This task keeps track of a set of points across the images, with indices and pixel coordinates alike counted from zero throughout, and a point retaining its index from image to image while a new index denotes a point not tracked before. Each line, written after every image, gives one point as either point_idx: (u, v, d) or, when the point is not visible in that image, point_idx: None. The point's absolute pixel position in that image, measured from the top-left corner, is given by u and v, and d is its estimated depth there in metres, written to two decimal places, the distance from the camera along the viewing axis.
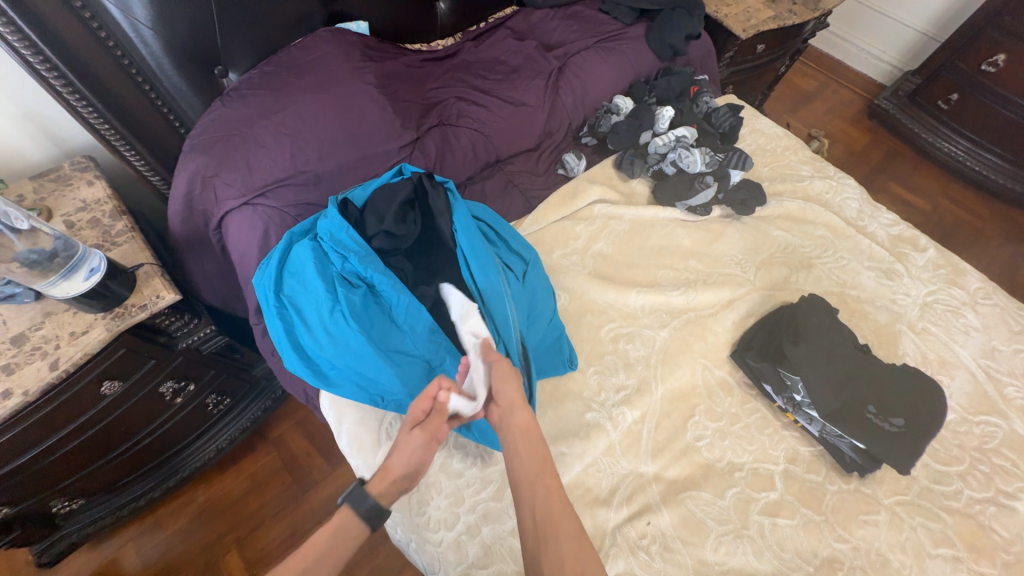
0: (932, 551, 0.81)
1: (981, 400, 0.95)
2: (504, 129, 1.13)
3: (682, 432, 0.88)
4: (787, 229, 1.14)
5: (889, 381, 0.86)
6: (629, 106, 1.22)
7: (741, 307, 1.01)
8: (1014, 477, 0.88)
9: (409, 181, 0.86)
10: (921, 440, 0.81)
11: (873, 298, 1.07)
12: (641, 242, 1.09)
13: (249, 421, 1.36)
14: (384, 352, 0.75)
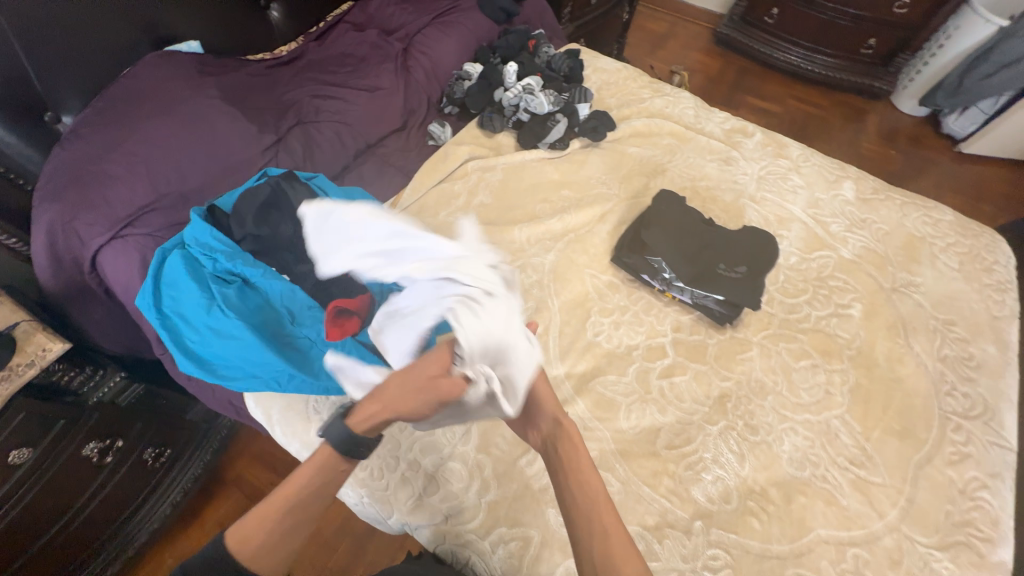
0: (795, 365, 0.98)
1: (815, 241, 1.15)
2: (365, 114, 1.20)
3: (582, 332, 1.00)
4: (639, 145, 1.29)
5: (730, 240, 1.03)
6: (477, 69, 1.32)
7: (611, 218, 1.14)
8: (847, 291, 1.07)
9: (265, 184, 0.85)
10: (760, 278, 0.98)
11: (720, 183, 1.24)
12: (516, 186, 1.20)
13: (200, 469, 1.34)
14: (264, 337, 0.78)
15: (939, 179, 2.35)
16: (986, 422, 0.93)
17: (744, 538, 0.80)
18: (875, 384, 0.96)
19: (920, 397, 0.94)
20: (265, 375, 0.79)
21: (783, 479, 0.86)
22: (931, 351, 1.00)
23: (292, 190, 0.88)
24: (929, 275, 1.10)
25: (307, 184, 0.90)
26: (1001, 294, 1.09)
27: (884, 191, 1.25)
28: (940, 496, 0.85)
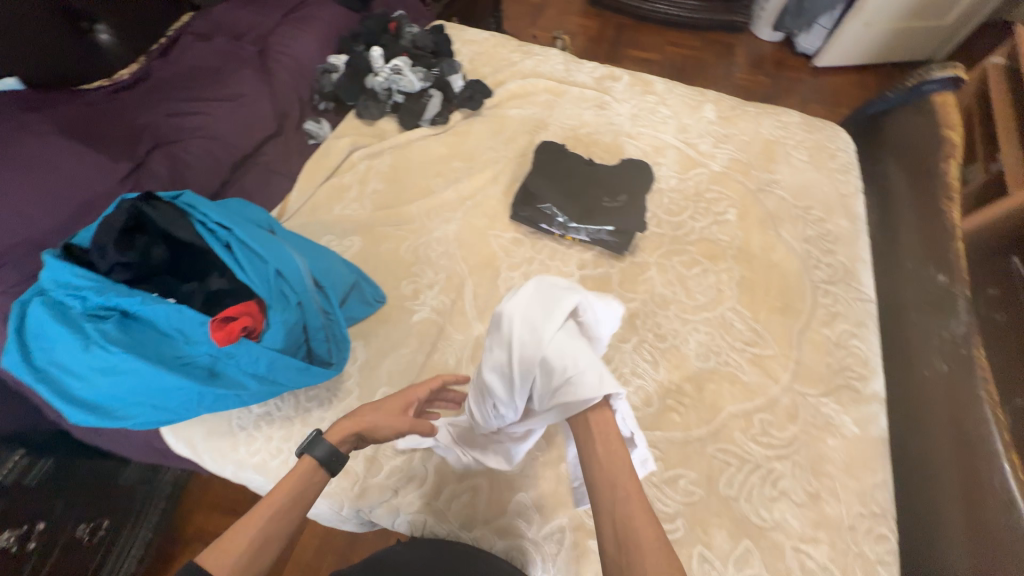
0: (689, 273, 1.08)
1: (688, 162, 1.25)
2: (233, 125, 1.14)
3: (495, 290, 1.04)
4: (519, 106, 1.34)
5: (609, 174, 1.12)
6: (342, 60, 1.30)
7: (503, 179, 1.19)
8: (722, 200, 1.19)
9: (120, 211, 0.75)
10: (638, 202, 1.08)
11: (598, 127, 1.31)
12: (407, 167, 1.21)
13: (151, 526, 1.21)
14: (158, 364, 0.72)
15: (803, 94, 2.61)
16: (847, 283, 1.07)
17: (668, 431, 0.89)
18: (756, 274, 1.08)
19: (793, 275, 1.07)
20: (173, 403, 0.75)
21: (693, 374, 0.95)
22: (796, 235, 1.13)
23: (156, 210, 0.79)
24: (786, 171, 1.24)
25: (174, 202, 0.82)
26: (845, 175, 1.25)
27: (740, 107, 1.38)
28: (821, 352, 0.98)
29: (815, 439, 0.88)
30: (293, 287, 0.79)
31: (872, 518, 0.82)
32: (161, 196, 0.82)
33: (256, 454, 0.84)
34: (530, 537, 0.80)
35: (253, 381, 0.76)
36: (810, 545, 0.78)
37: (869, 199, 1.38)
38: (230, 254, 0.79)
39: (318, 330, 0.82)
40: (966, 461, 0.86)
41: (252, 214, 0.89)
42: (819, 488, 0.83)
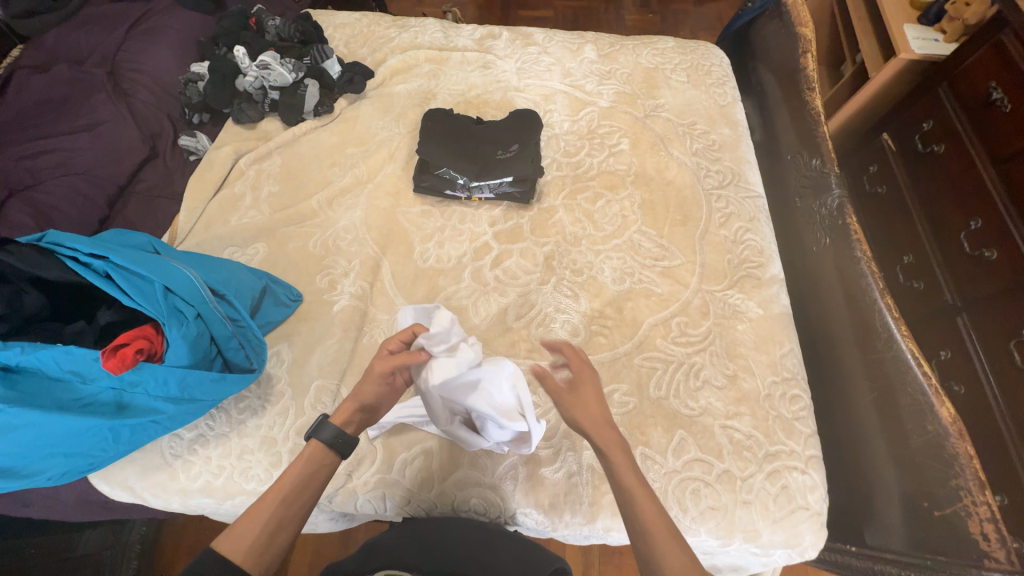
0: (595, 208, 1.12)
1: (578, 103, 1.28)
2: (97, 155, 1.07)
3: (413, 264, 1.05)
4: (403, 81, 1.32)
5: (501, 129, 1.14)
6: (205, 66, 1.23)
7: (400, 156, 1.18)
8: (615, 132, 1.23)
9: None
10: (533, 148, 1.10)
11: (486, 87, 1.32)
12: (300, 164, 1.17)
13: None
14: (55, 411, 0.68)
15: (691, 24, 2.70)
16: (736, 185, 1.15)
17: (598, 354, 0.94)
18: (655, 194, 1.14)
19: (687, 188, 1.14)
20: (87, 446, 0.72)
21: (613, 298, 1.01)
22: (686, 151, 1.20)
23: (14, 255, 0.73)
24: (669, 94, 1.30)
25: (32, 243, 0.76)
26: (721, 87, 1.32)
27: (618, 42, 1.41)
28: (722, 251, 1.05)
29: (726, 329, 0.96)
30: (188, 302, 0.76)
31: (784, 383, 0.91)
32: (21, 240, 0.75)
33: (199, 476, 0.82)
34: (489, 481, 0.84)
35: (169, 404, 0.74)
36: (735, 420, 0.87)
37: (752, 106, 1.47)
38: (111, 282, 0.75)
39: (229, 339, 0.80)
40: (854, 314, 0.96)
41: (132, 239, 0.84)
42: (736, 369, 0.92)
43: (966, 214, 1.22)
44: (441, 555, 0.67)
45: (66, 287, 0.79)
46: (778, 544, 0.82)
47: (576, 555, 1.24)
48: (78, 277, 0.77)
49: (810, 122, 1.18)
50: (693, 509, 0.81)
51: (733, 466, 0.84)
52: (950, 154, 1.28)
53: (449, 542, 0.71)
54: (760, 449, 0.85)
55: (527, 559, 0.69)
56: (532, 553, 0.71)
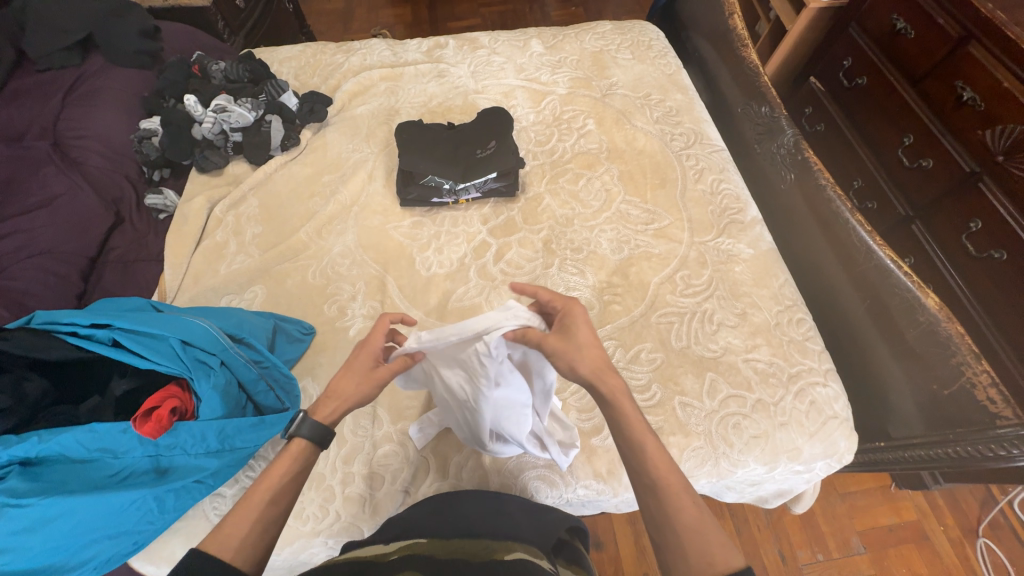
0: (578, 188, 1.17)
1: (538, 95, 1.33)
2: (60, 229, 1.02)
3: (418, 275, 1.05)
4: (364, 103, 1.32)
5: (473, 130, 1.16)
6: (156, 121, 1.18)
7: (378, 174, 1.18)
8: (579, 115, 1.29)
9: None
10: (508, 141, 1.13)
11: (446, 95, 1.34)
12: (277, 200, 1.15)
13: None
14: (92, 492, 0.64)
15: (613, 10, 2.83)
16: (701, 142, 1.23)
17: (616, 321, 0.98)
18: (630, 165, 1.20)
19: (658, 153, 1.21)
20: (133, 521, 0.68)
21: (616, 267, 1.05)
22: (648, 120, 1.27)
23: (7, 341, 0.69)
24: (619, 72, 1.38)
25: (25, 327, 0.71)
26: (665, 58, 1.41)
27: (561, 32, 1.48)
28: (704, 204, 1.12)
29: (725, 272, 1.03)
30: (208, 351, 0.74)
31: (789, 309, 0.98)
32: (9, 326, 0.71)
33: None
34: (543, 463, 0.86)
35: (212, 458, 0.72)
36: (754, 352, 0.93)
37: (693, 72, 1.57)
38: (122, 349, 0.71)
39: (256, 382, 0.79)
40: (831, 236, 1.05)
41: (128, 303, 0.81)
42: (744, 307, 0.98)
43: (898, 132, 1.35)
44: (454, 521, 0.70)
45: (73, 364, 0.75)
46: (819, 456, 0.88)
47: (626, 527, 1.26)
48: (82, 351, 0.73)
49: (751, 75, 1.28)
50: (738, 442, 0.85)
51: (764, 394, 0.89)
52: (873, 84, 1.42)
53: (462, 508, 0.75)
54: (783, 373, 0.91)
55: (538, 516, 0.74)
56: (546, 511, 0.76)
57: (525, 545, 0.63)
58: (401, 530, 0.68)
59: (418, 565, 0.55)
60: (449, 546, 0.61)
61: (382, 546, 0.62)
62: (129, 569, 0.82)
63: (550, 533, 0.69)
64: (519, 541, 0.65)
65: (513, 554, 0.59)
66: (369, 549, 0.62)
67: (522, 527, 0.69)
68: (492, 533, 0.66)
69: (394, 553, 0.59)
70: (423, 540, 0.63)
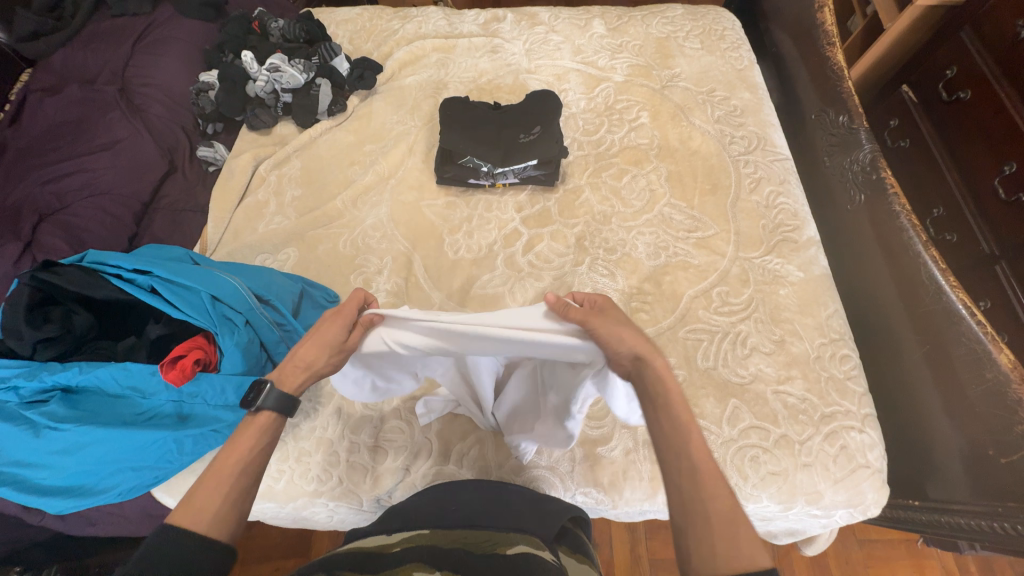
0: (621, 184, 1.11)
1: (592, 80, 1.26)
2: (119, 172, 1.07)
3: (444, 256, 1.04)
4: (413, 73, 1.30)
5: (519, 112, 1.12)
6: (214, 75, 1.21)
7: (419, 149, 1.17)
8: (633, 106, 1.21)
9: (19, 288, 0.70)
10: (553, 128, 1.08)
11: (497, 72, 1.30)
12: (318, 165, 1.17)
13: None
14: (121, 427, 0.69)
15: None
16: (763, 149, 1.13)
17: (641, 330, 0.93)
18: (680, 165, 1.12)
19: (714, 156, 1.12)
20: (154, 460, 0.72)
21: (649, 273, 1.00)
22: (708, 119, 1.18)
23: (60, 275, 0.73)
24: (684, 63, 1.28)
25: (76, 265, 0.76)
26: (737, 51, 1.29)
27: (626, 14, 1.38)
28: (756, 217, 1.04)
29: (768, 294, 0.95)
30: (235, 309, 0.76)
31: (833, 343, 0.90)
32: (63, 262, 0.76)
33: (261, 483, 0.84)
34: (545, 465, 0.84)
35: (228, 412, 0.75)
36: (787, 385, 0.87)
37: (766, 69, 1.44)
38: (158, 298, 0.75)
39: (277, 344, 0.80)
40: (897, 270, 0.95)
41: (170, 254, 0.84)
42: (783, 334, 0.91)
43: (998, 159, 1.19)
44: (456, 509, 0.71)
45: (116, 305, 0.79)
46: (841, 504, 0.82)
47: (623, 533, 1.25)
48: (124, 294, 0.77)
49: (833, 78, 1.16)
50: (753, 476, 0.81)
51: (790, 430, 0.83)
52: (977, 100, 1.24)
53: (463, 497, 0.75)
54: (815, 412, 0.85)
55: (539, 506, 0.73)
56: (548, 501, 0.75)
57: (528, 538, 0.63)
58: (404, 519, 0.70)
59: (422, 556, 0.56)
60: (452, 536, 0.62)
61: (385, 536, 0.64)
62: (150, 499, 0.88)
63: (552, 522, 0.69)
64: (521, 533, 0.65)
65: (516, 548, 0.59)
66: (373, 540, 0.63)
67: (522, 516, 0.69)
68: (496, 523, 0.67)
69: (397, 545, 0.60)
70: (426, 532, 0.64)
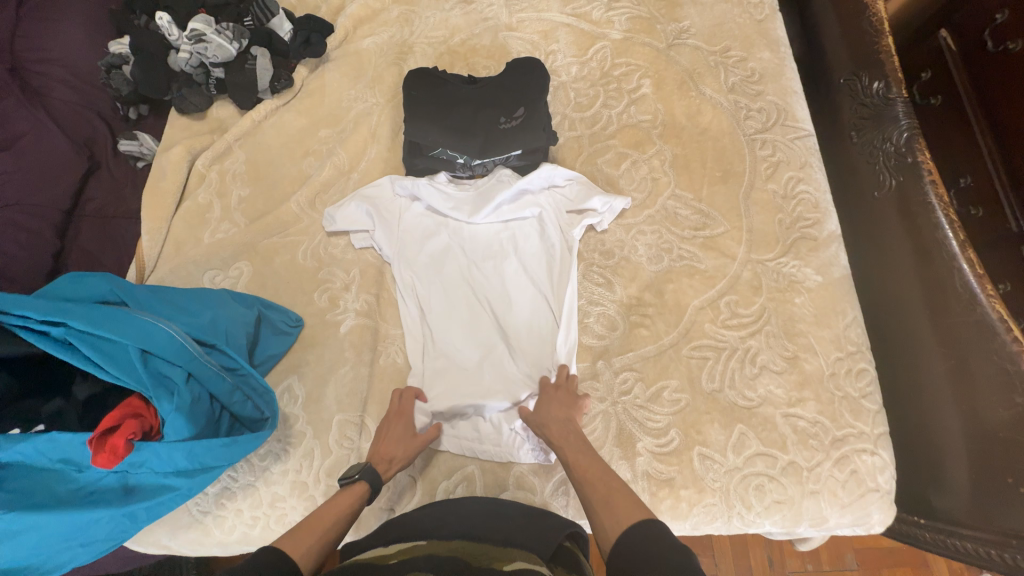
0: (619, 172, 0.96)
1: (585, 38, 1.06)
2: (28, 178, 0.90)
3: (424, 265, 0.91)
4: (371, 34, 1.08)
5: (499, 87, 0.94)
6: (127, 43, 0.99)
7: (383, 133, 1.00)
8: (633, 72, 1.03)
9: None
10: (539, 110, 0.92)
11: (471, 29, 1.08)
12: (265, 156, 1.00)
13: None
14: (58, 507, 0.61)
15: None
16: (783, 124, 0.97)
17: (641, 348, 0.85)
18: (688, 147, 0.97)
19: (726, 135, 0.97)
20: (103, 534, 0.65)
21: (650, 281, 0.89)
22: (721, 87, 1.00)
23: None
24: (694, 13, 1.07)
25: None
26: None
27: None
28: (771, 211, 0.91)
29: (782, 303, 0.86)
30: (173, 362, 0.66)
31: (850, 357, 0.83)
32: None
33: (234, 530, 0.79)
34: (538, 500, 0.78)
35: (180, 478, 0.66)
36: (798, 407, 0.80)
37: (786, 12, 1.22)
38: (80, 356, 0.64)
39: (231, 393, 0.71)
40: (927, 274, 0.85)
41: (93, 291, 0.72)
42: (796, 349, 0.83)
43: None
44: (452, 524, 0.66)
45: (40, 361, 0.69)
46: (845, 525, 0.79)
47: None
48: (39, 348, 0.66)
49: (870, 33, 0.98)
50: (757, 504, 0.77)
51: (798, 456, 0.78)
52: None
53: (462, 507, 0.71)
54: (826, 436, 0.79)
55: (539, 521, 0.69)
56: (545, 516, 0.70)
57: (525, 553, 0.58)
58: (401, 529, 0.66)
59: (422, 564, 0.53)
60: (450, 547, 0.58)
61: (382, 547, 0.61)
62: (121, 548, 0.83)
63: (549, 537, 0.64)
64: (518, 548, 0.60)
65: (514, 564, 0.55)
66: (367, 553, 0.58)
67: (522, 530, 0.65)
68: (495, 537, 0.63)
69: (394, 557, 0.56)
70: (422, 543, 0.60)
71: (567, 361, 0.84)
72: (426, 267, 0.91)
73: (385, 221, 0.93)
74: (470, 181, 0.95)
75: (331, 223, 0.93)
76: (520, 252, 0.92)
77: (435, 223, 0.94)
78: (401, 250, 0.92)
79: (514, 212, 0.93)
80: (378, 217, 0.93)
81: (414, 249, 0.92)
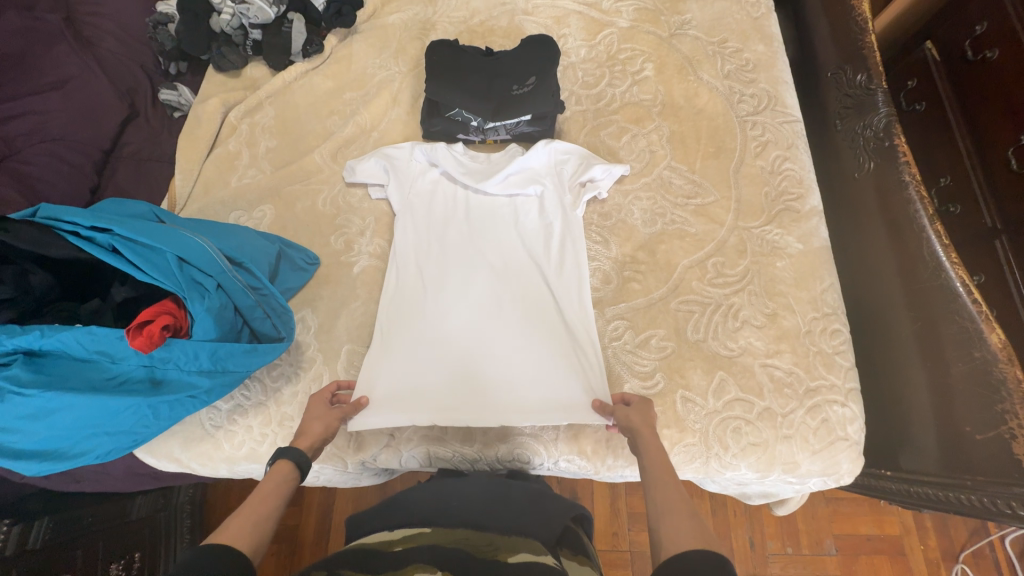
0: (619, 144, 1.04)
1: (594, 25, 1.15)
2: (72, 115, 0.98)
3: (433, 218, 0.98)
4: (398, 10, 1.17)
5: (512, 59, 1.03)
6: (173, 4, 1.08)
7: (404, 98, 1.08)
8: (637, 57, 1.11)
9: None
10: (549, 80, 1.00)
11: (490, 11, 1.17)
12: (294, 113, 1.08)
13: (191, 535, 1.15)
14: (92, 392, 0.67)
15: None
16: (773, 109, 1.05)
17: (632, 300, 0.91)
18: (684, 125, 1.05)
19: (720, 116, 1.05)
20: (129, 423, 0.71)
21: (644, 242, 0.96)
22: (717, 73, 1.09)
23: (13, 232, 0.67)
24: (695, 8, 1.16)
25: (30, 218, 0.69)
26: None
27: None
28: (758, 184, 0.99)
29: (765, 266, 0.92)
30: (205, 273, 0.72)
31: (825, 318, 0.89)
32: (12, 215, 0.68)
33: (244, 445, 0.84)
34: (528, 433, 0.84)
35: (204, 378, 0.73)
36: (775, 358, 0.86)
37: (782, 14, 1.32)
38: (122, 258, 0.69)
39: (253, 309, 0.77)
40: (900, 245, 0.92)
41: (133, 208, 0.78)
42: (776, 308, 0.89)
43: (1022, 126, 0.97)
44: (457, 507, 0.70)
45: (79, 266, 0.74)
46: (816, 473, 0.84)
47: (604, 490, 1.25)
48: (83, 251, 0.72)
49: (855, 31, 1.07)
50: (734, 447, 0.82)
51: (774, 404, 0.84)
52: None
53: (462, 488, 0.76)
54: (800, 386, 0.85)
55: (542, 505, 0.73)
56: (549, 499, 0.75)
57: (529, 542, 0.61)
58: (400, 510, 0.70)
59: (427, 557, 0.55)
60: (453, 536, 0.61)
61: (386, 534, 0.63)
62: (134, 458, 0.88)
63: (554, 524, 0.68)
64: (522, 535, 0.64)
65: (517, 556, 0.57)
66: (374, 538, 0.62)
67: (525, 517, 0.68)
68: (496, 525, 0.65)
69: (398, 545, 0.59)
70: (427, 531, 0.63)
71: (563, 315, 0.90)
72: (435, 223, 0.98)
73: (401, 178, 1.00)
74: (480, 151, 1.03)
75: (349, 175, 1.00)
76: (523, 215, 0.98)
77: (447, 185, 1.01)
78: (412, 202, 0.98)
79: (520, 180, 0.99)
80: (395, 174, 1.00)
81: (425, 206, 0.99)
